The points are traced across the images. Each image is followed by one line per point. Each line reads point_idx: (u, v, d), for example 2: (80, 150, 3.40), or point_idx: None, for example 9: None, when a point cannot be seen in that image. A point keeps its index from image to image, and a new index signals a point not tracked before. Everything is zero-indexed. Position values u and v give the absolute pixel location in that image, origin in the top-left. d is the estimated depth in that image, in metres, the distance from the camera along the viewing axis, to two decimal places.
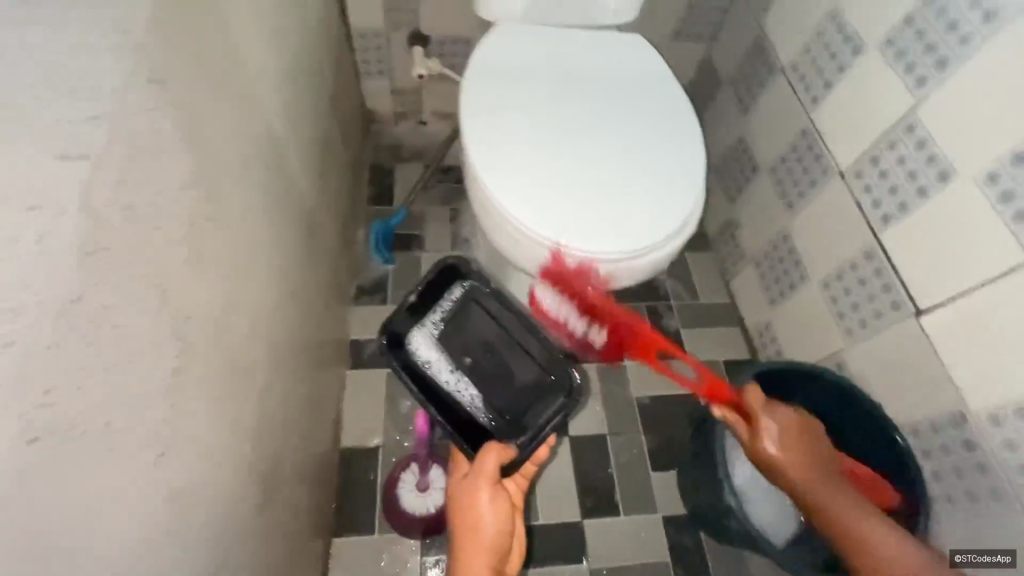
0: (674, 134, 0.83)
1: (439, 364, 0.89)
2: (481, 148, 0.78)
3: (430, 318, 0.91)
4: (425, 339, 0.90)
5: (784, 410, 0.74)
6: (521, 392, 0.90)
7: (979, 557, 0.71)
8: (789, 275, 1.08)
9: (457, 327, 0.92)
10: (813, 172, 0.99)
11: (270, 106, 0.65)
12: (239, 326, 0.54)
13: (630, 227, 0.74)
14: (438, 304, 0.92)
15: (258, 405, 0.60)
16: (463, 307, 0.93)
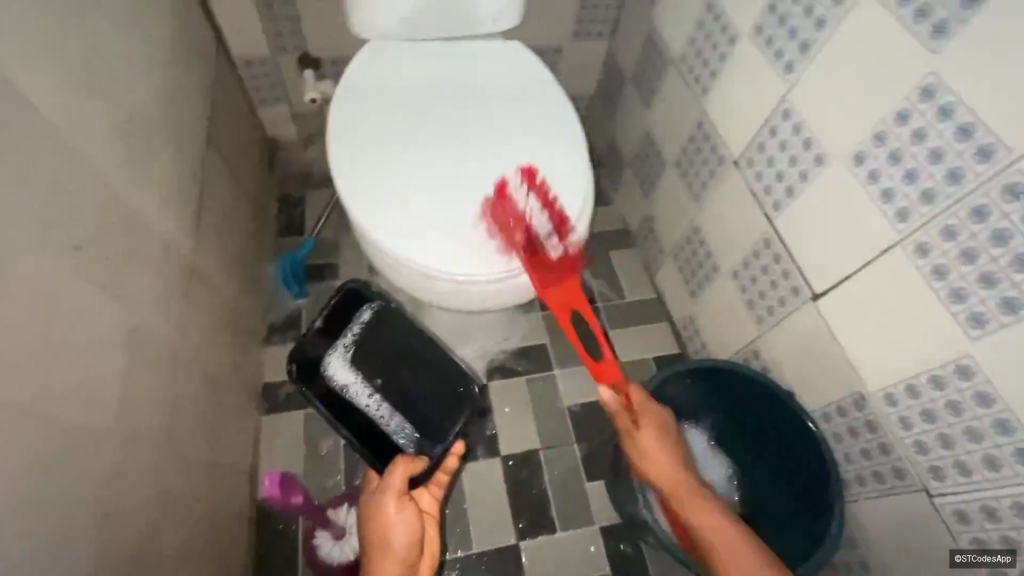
0: (556, 141, 0.80)
1: (351, 384, 0.89)
2: (350, 175, 0.75)
3: (342, 342, 0.91)
4: (338, 361, 0.91)
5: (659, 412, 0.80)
6: (436, 405, 0.90)
7: (978, 557, 0.61)
8: (703, 267, 1.08)
9: (370, 346, 0.92)
10: (711, 163, 0.99)
11: (86, 159, 0.60)
12: (39, 410, 0.49)
13: (507, 242, 0.72)
14: (351, 326, 0.92)
15: (85, 488, 0.55)
16: (372, 328, 0.93)
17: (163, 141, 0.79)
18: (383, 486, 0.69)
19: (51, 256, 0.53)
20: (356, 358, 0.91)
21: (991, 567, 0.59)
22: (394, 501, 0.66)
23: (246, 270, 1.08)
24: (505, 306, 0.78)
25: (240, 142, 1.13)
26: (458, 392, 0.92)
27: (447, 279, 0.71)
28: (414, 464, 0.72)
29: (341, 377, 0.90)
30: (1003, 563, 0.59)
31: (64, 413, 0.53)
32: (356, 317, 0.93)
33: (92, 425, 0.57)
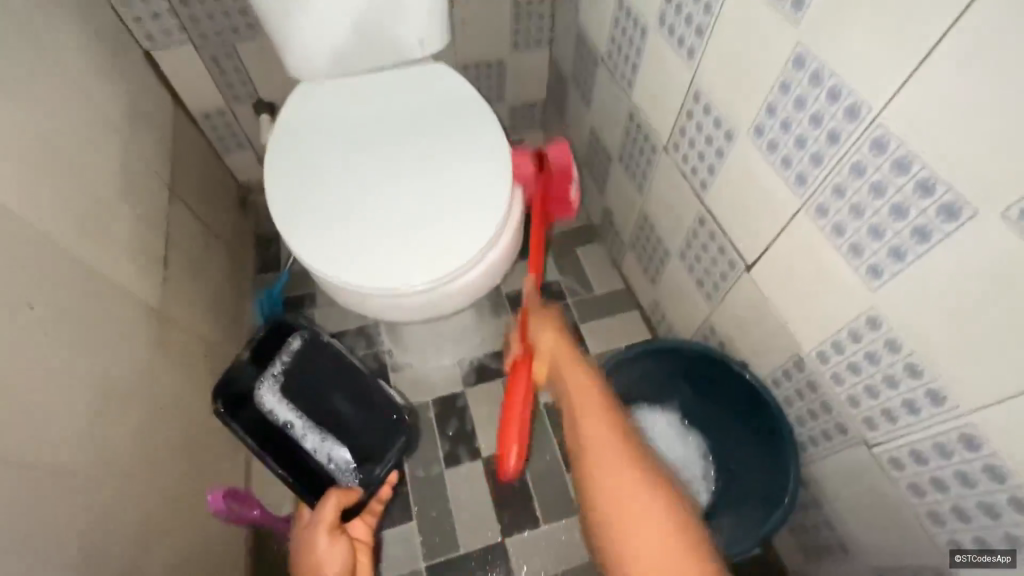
0: (479, 152, 0.85)
1: (281, 411, 0.95)
2: (286, 211, 0.80)
3: (272, 370, 0.95)
4: (271, 387, 0.95)
5: (558, 337, 0.77)
6: (373, 432, 0.97)
7: (978, 557, 0.58)
8: (656, 252, 1.10)
9: (303, 376, 0.97)
10: (646, 151, 1.02)
11: (37, 228, 0.67)
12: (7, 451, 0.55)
13: (436, 253, 0.76)
14: (279, 356, 0.97)
15: (62, 521, 0.60)
16: (303, 359, 0.98)
17: (119, 201, 0.86)
18: (314, 520, 0.71)
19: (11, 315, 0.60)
20: (286, 388, 0.95)
21: (989, 567, 0.57)
22: (325, 535, 0.69)
23: (225, 309, 1.14)
24: (445, 311, 0.82)
25: (207, 191, 1.19)
26: (391, 417, 0.97)
27: (383, 294, 0.75)
28: (345, 495, 0.76)
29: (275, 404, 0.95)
30: (1005, 565, 0.55)
31: (32, 457, 0.59)
32: (285, 348, 0.98)
33: (65, 466, 0.63)
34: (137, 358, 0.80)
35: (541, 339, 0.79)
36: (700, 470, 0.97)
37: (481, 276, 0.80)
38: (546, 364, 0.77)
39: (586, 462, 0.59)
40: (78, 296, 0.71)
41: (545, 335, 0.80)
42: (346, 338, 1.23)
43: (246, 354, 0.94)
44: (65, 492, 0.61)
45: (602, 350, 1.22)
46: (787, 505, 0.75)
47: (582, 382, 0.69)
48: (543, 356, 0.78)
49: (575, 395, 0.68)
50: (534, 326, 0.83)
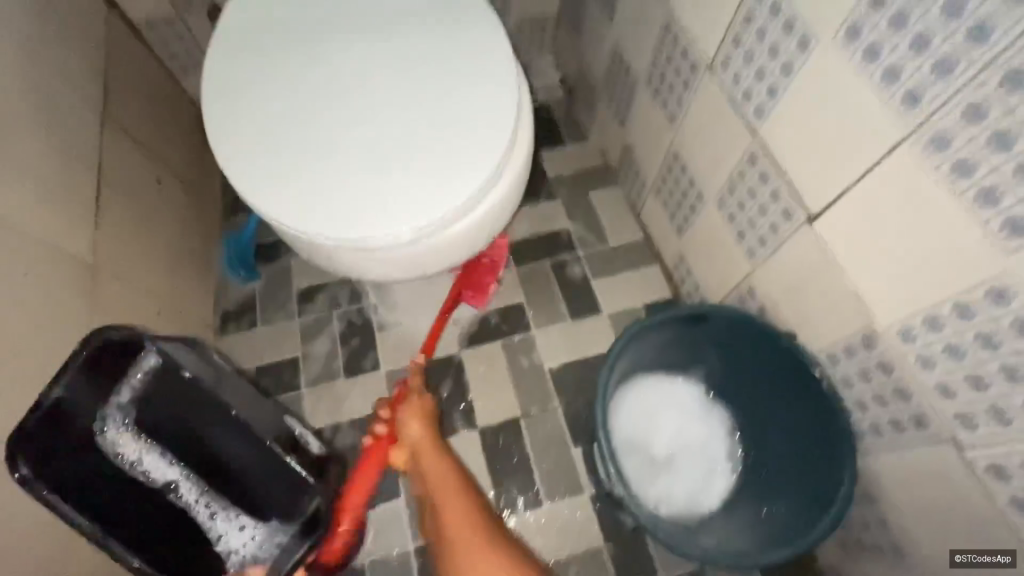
0: (478, 63, 0.66)
1: (141, 459, 0.64)
2: (230, 135, 0.63)
3: (114, 406, 0.61)
4: (115, 427, 0.62)
5: (424, 407, 0.84)
6: (286, 490, 0.72)
7: (979, 557, 0.56)
8: (687, 198, 0.93)
9: (174, 408, 0.66)
10: (683, 73, 0.83)
11: None
12: None
13: (418, 194, 0.60)
14: (131, 375, 0.61)
15: None
16: (174, 384, 0.64)
17: (19, 125, 0.68)
18: None
19: None
20: (142, 427, 0.64)
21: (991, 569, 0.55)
22: None
23: (184, 258, 0.99)
24: (433, 269, 0.67)
25: (155, 116, 1.01)
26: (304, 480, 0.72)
27: (350, 246, 0.59)
28: None
29: (129, 452, 0.63)
30: (1005, 564, 0.54)
31: None
32: (135, 368, 0.61)
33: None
34: (57, 321, 0.66)
35: (405, 422, 0.82)
36: (725, 452, 0.84)
37: (475, 227, 0.64)
38: (404, 453, 0.82)
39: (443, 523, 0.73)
40: None
41: (408, 413, 0.83)
42: (327, 290, 1.08)
43: (58, 390, 0.55)
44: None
45: (617, 309, 1.07)
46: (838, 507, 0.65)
47: (447, 486, 0.77)
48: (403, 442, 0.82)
49: (424, 467, 0.79)
50: (399, 409, 0.83)
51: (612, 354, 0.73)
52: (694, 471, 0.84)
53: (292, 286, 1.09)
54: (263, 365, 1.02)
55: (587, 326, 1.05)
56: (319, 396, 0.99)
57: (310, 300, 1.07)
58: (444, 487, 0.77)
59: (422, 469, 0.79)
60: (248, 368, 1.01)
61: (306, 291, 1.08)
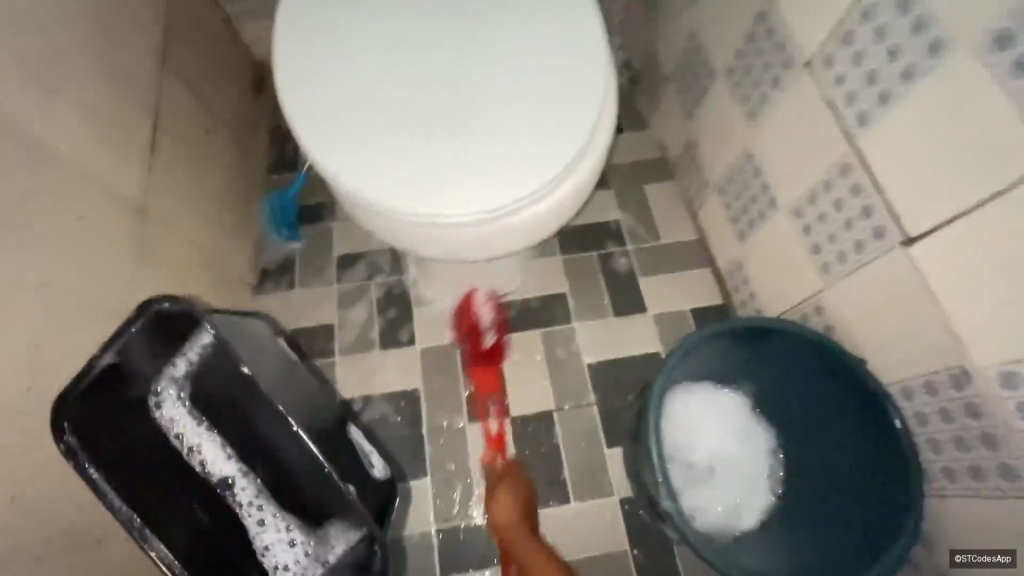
0: (564, 35, 0.62)
1: (200, 447, 0.65)
2: (298, 87, 0.59)
3: (171, 384, 0.63)
4: (173, 403, 0.64)
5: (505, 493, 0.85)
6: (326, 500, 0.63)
7: (979, 557, 0.60)
8: (756, 202, 0.88)
9: (223, 394, 0.63)
10: (774, 67, 0.77)
11: None
12: None
13: (493, 173, 0.56)
14: (188, 348, 0.61)
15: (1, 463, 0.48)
16: (227, 365, 0.61)
17: (84, 58, 0.65)
18: None
19: None
20: (196, 407, 0.65)
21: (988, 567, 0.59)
22: None
23: (226, 212, 0.97)
24: (496, 252, 0.63)
25: (210, 63, 0.98)
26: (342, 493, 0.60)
27: (415, 221, 0.56)
28: None
29: (190, 437, 0.65)
30: (1005, 564, 0.58)
31: None
32: (189, 341, 0.60)
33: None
34: (110, 268, 0.64)
35: (495, 507, 0.85)
36: (766, 470, 0.81)
37: (545, 216, 0.60)
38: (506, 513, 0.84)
39: None
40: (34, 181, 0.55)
41: (501, 509, 0.84)
42: (367, 258, 1.06)
43: (108, 355, 0.55)
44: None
45: (663, 310, 1.03)
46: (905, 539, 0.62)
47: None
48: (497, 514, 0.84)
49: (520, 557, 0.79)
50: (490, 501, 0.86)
51: (668, 362, 0.69)
52: (736, 492, 0.80)
53: (333, 251, 1.06)
54: (297, 329, 1.00)
55: (630, 323, 1.01)
56: (352, 365, 0.97)
57: (350, 267, 1.05)
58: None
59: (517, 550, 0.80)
60: (284, 330, 1.00)
61: (345, 257, 1.06)
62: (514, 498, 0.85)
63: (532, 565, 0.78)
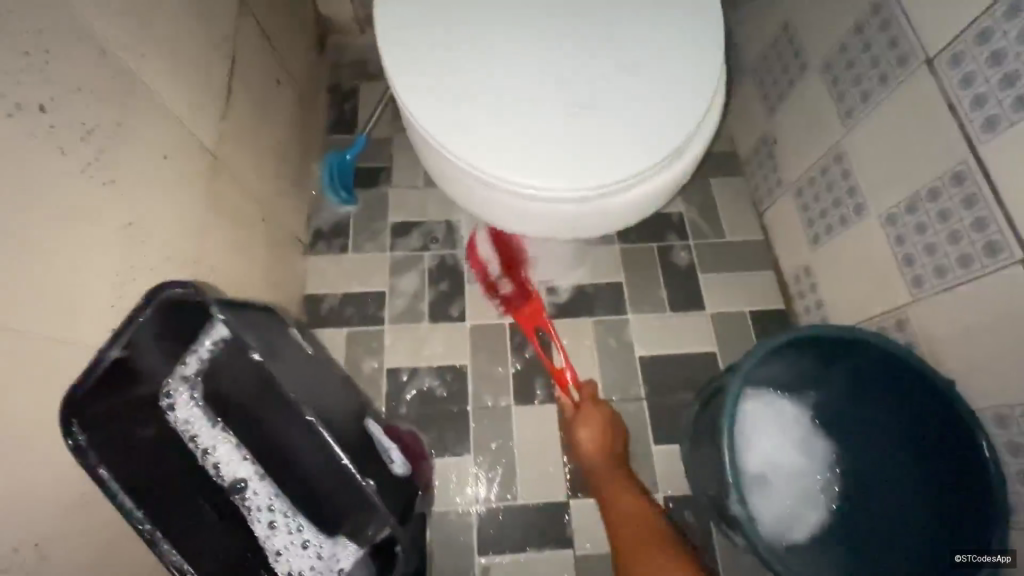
0: (681, 8, 0.58)
1: (213, 450, 0.55)
2: (400, 42, 0.57)
3: (183, 376, 0.53)
4: (185, 403, 0.54)
5: (598, 418, 0.86)
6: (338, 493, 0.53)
7: (979, 557, 0.62)
8: (839, 206, 0.84)
9: (237, 391, 0.54)
10: (884, 63, 0.73)
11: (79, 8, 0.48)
12: (25, 308, 0.41)
13: (598, 149, 0.53)
14: (201, 342, 0.52)
15: None
16: (243, 360, 0.51)
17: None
18: None
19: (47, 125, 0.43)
20: (212, 404, 0.55)
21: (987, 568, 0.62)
22: None
23: (286, 168, 0.95)
24: (584, 233, 0.61)
25: (283, 12, 0.95)
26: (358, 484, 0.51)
27: (518, 194, 0.54)
28: None
29: (204, 438, 0.55)
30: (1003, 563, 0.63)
31: (63, 319, 0.45)
32: (202, 332, 0.51)
33: (70, 339, 0.46)
34: (191, 212, 0.63)
35: (585, 427, 0.85)
36: (821, 485, 0.78)
37: (648, 197, 0.57)
38: (591, 445, 0.84)
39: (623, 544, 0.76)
40: (136, 117, 0.54)
41: (590, 428, 0.85)
42: (422, 228, 1.04)
43: (117, 348, 0.45)
44: (62, 375, 0.45)
45: (722, 309, 1.00)
46: (968, 552, 0.63)
47: (632, 516, 0.78)
48: (586, 440, 0.85)
49: (608, 490, 0.81)
50: (578, 423, 0.87)
51: (745, 366, 0.66)
52: (788, 502, 0.77)
53: (388, 217, 1.04)
54: (348, 293, 0.99)
55: (686, 320, 0.99)
56: (401, 335, 0.96)
57: (404, 235, 1.03)
58: (633, 514, 0.78)
59: (604, 484, 0.82)
60: (334, 293, 0.99)
61: (400, 225, 1.04)
62: (599, 421, 0.86)
63: (625, 496, 0.80)
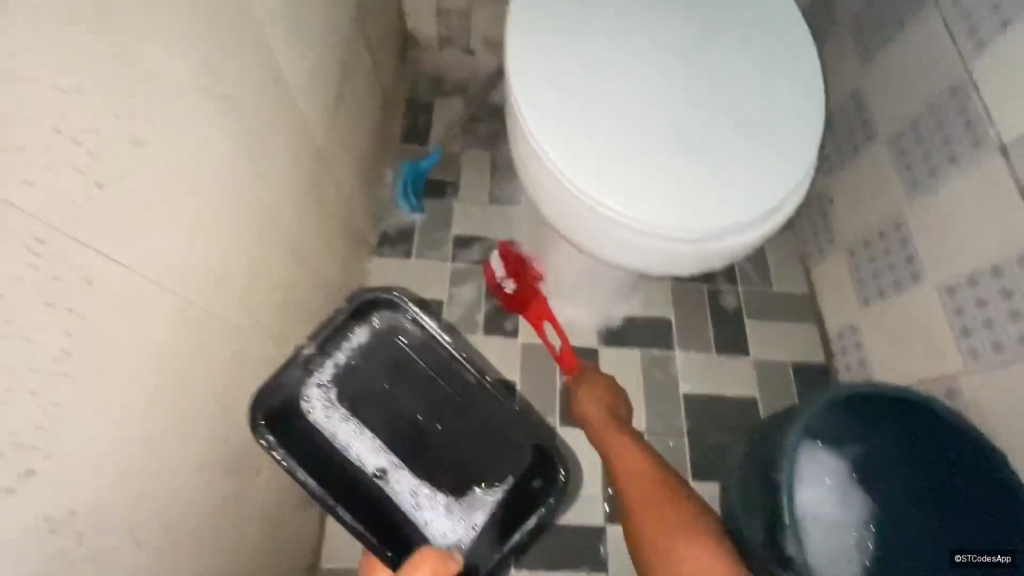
0: (788, 76, 0.63)
1: (351, 444, 0.61)
2: (533, 78, 0.61)
3: (324, 378, 0.61)
4: (321, 406, 0.61)
5: (605, 382, 0.90)
6: (484, 439, 0.65)
7: (978, 557, 0.70)
8: (894, 271, 0.88)
9: (371, 381, 0.64)
10: (958, 145, 0.77)
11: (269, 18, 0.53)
12: (204, 284, 0.44)
13: (707, 198, 0.57)
14: (339, 347, 0.62)
15: (225, 378, 0.50)
16: (387, 345, 0.65)
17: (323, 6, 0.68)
18: None
19: (238, 119, 0.47)
20: (344, 397, 0.62)
21: (987, 566, 0.69)
22: None
23: (365, 171, 0.99)
24: (674, 273, 0.64)
25: (384, 27, 1.01)
26: (515, 414, 0.64)
27: (634, 230, 0.57)
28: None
29: (342, 434, 0.61)
30: (1002, 564, 0.68)
31: (224, 297, 0.48)
32: (346, 339, 0.63)
33: (225, 315, 0.49)
34: (302, 206, 0.67)
35: (590, 389, 0.88)
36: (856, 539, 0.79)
37: (749, 245, 0.61)
38: (596, 403, 0.86)
39: (630, 496, 0.74)
40: (286, 117, 0.58)
41: (594, 388, 0.88)
42: (484, 244, 1.07)
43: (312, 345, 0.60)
44: (217, 348, 0.48)
45: (766, 356, 1.03)
46: (969, 553, 0.71)
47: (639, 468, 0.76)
48: (592, 398, 0.87)
49: (612, 447, 0.80)
50: (582, 386, 0.89)
51: (800, 419, 0.68)
52: (834, 549, 0.77)
53: (451, 229, 1.08)
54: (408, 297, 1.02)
55: (730, 362, 1.02)
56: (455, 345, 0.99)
57: (466, 248, 1.07)
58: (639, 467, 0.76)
59: (608, 441, 0.81)
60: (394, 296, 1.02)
61: (462, 238, 1.08)
62: (604, 387, 0.89)
63: (631, 448, 0.79)
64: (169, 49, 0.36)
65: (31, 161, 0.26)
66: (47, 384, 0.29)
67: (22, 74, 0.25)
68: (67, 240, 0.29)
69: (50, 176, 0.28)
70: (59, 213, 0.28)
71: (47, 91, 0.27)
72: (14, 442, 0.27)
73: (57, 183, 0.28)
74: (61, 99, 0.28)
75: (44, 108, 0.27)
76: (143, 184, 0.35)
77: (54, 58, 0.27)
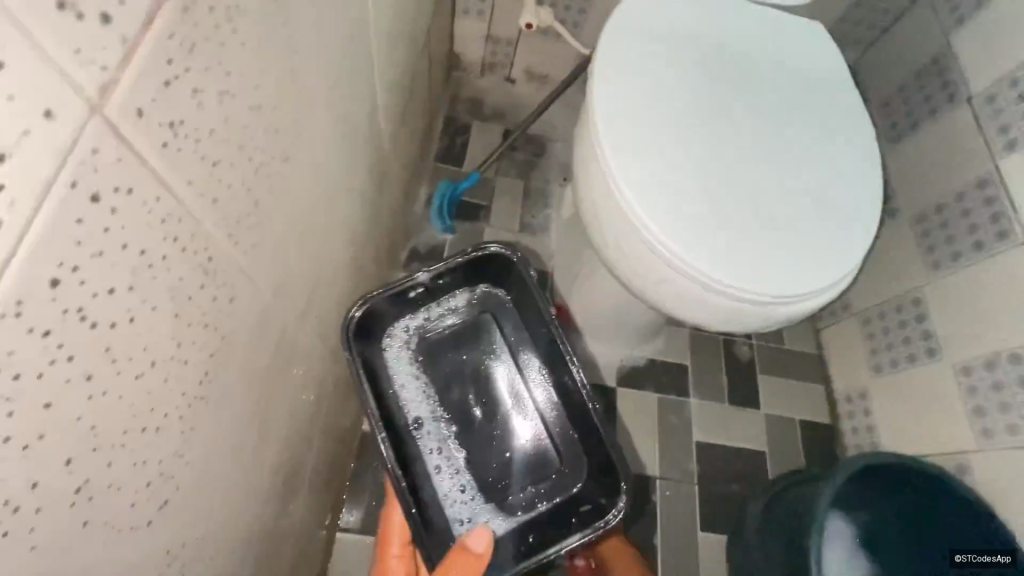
0: (851, 159, 0.66)
1: (407, 387, 0.73)
2: (618, 126, 0.62)
3: (412, 324, 0.73)
4: (401, 346, 0.73)
5: None
6: (521, 430, 0.73)
7: (978, 557, 0.73)
8: (908, 344, 0.92)
9: (449, 345, 0.75)
10: (982, 235, 0.82)
11: (376, 38, 0.52)
12: (299, 301, 0.43)
13: (774, 260, 0.59)
14: (438, 305, 0.74)
15: (294, 397, 0.48)
16: (478, 319, 0.76)
17: (408, 27, 0.68)
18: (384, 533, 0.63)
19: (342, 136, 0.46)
20: (419, 347, 0.74)
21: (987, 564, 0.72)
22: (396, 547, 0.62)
23: (405, 188, 0.98)
24: (726, 331, 0.65)
25: (439, 48, 1.01)
26: (575, 441, 0.72)
27: (705, 283, 0.58)
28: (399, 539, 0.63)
29: (403, 375, 0.72)
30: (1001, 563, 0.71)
31: (308, 314, 0.47)
32: (448, 302, 0.75)
33: (306, 333, 0.48)
34: (363, 222, 0.65)
35: None
36: None
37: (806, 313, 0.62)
38: None
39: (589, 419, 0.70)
40: (369, 134, 0.57)
41: None
42: None
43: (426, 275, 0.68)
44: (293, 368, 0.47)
45: (777, 411, 1.05)
46: (969, 552, 0.74)
47: None
48: None
49: None
50: None
51: (827, 490, 0.72)
52: None
53: None
54: None
55: (743, 414, 1.04)
56: None
57: None
58: None
59: None
60: None
61: None
62: None
63: None
64: (315, 69, 0.36)
65: (214, 181, 0.26)
66: (176, 407, 0.28)
67: (223, 94, 0.25)
68: (225, 258, 0.29)
69: (224, 196, 0.27)
70: (223, 231, 0.28)
71: (238, 112, 0.27)
72: (137, 465, 0.26)
73: (227, 203, 0.28)
74: (245, 119, 0.27)
75: (232, 129, 0.26)
76: (280, 203, 0.34)
77: (245, 81, 0.26)
